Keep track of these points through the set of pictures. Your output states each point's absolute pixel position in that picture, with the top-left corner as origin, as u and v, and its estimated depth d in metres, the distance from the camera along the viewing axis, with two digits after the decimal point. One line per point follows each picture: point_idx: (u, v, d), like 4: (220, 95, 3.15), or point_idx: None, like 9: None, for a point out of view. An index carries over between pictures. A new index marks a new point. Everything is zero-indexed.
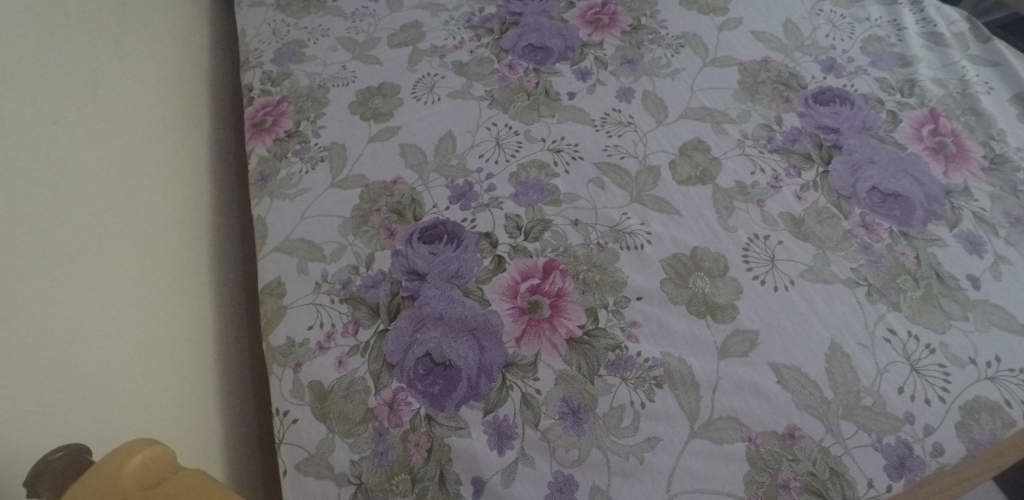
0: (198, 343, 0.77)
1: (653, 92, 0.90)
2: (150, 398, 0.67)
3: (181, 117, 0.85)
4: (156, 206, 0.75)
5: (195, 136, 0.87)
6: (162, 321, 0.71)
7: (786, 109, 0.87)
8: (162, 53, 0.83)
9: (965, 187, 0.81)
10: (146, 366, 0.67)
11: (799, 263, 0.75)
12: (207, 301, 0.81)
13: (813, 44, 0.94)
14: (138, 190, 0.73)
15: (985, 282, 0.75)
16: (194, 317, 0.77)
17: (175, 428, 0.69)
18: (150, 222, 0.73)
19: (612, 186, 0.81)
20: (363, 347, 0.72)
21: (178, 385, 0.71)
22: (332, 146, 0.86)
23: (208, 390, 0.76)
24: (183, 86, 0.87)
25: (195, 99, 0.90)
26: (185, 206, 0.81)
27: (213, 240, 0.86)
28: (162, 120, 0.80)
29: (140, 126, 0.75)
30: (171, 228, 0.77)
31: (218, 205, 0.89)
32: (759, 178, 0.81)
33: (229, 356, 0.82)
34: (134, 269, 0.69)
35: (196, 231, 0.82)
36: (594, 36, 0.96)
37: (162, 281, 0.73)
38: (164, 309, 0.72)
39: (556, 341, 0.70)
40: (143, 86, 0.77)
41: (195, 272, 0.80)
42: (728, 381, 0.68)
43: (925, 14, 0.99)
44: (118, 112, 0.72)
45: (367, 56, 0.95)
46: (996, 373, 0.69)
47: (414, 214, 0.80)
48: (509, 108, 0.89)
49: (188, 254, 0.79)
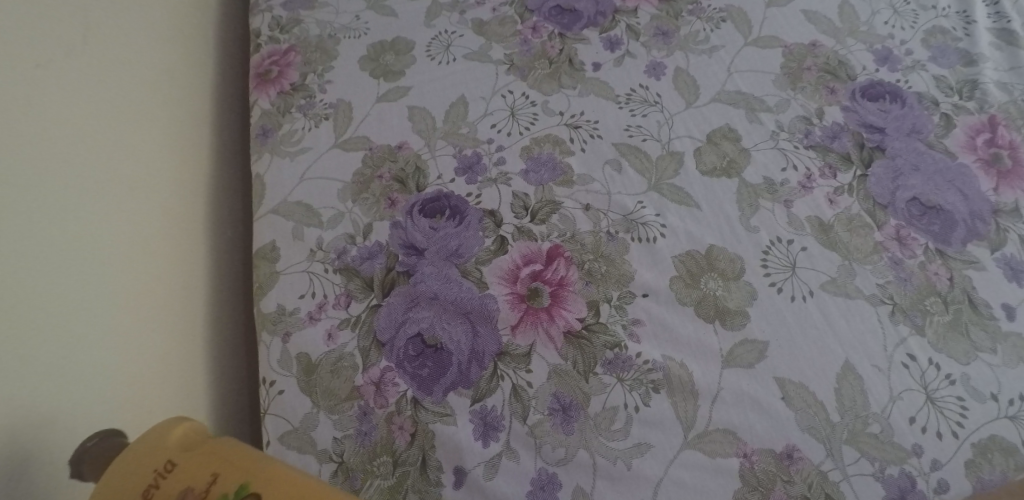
0: (187, 308, 0.74)
1: (686, 70, 0.84)
2: (127, 367, 0.65)
3: (188, 64, 0.81)
4: (151, 164, 0.72)
5: (202, 83, 0.83)
6: (148, 286, 0.69)
7: (830, 102, 0.81)
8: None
9: (1015, 206, 0.75)
10: (126, 335, 0.65)
11: (821, 274, 0.70)
12: (201, 261, 0.78)
13: (869, 31, 0.87)
14: (132, 147, 0.69)
15: (1021, 312, 0.69)
16: (184, 280, 0.75)
17: (152, 398, 0.68)
18: (144, 181, 0.70)
19: (630, 171, 0.76)
20: (354, 321, 0.69)
21: (160, 353, 0.69)
22: (338, 104, 0.84)
23: (194, 355, 0.75)
24: (191, 29, 0.82)
25: (204, 40, 0.85)
26: (183, 162, 0.77)
27: (215, 196, 0.82)
28: (165, 68, 0.76)
29: (138, 77, 0.71)
30: (166, 187, 0.74)
31: (222, 157, 0.85)
32: (790, 175, 0.76)
33: (221, 318, 0.80)
34: (122, 231, 0.67)
35: (195, 188, 0.79)
36: (629, 2, 0.89)
37: (152, 243, 0.70)
38: (152, 272, 0.70)
39: (554, 333, 0.67)
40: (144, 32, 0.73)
41: (190, 232, 0.77)
42: (729, 393, 0.64)
43: (999, 8, 0.91)
44: (114, 60, 0.68)
45: (382, 7, 0.91)
46: (1017, 413, 0.65)
47: (417, 184, 0.77)
48: (527, 75, 0.84)
49: (183, 214, 0.76)
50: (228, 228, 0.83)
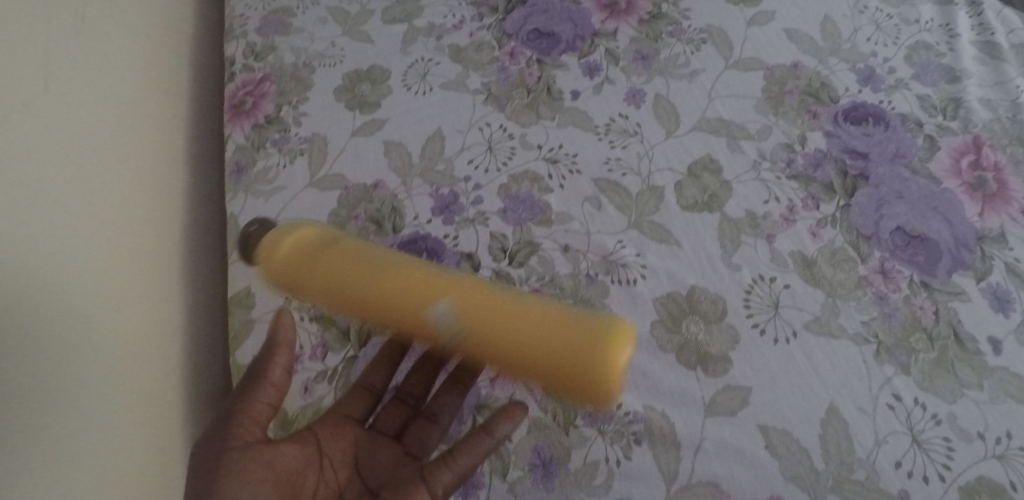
0: (166, 357, 0.70)
1: (666, 97, 0.81)
2: (100, 428, 0.61)
3: (162, 92, 0.75)
4: (125, 204, 0.67)
5: (176, 112, 0.78)
6: (126, 338, 0.64)
7: (812, 127, 0.80)
8: (144, 16, 0.73)
9: (1000, 233, 0.74)
10: (99, 393, 0.61)
11: (804, 312, 0.69)
12: (180, 305, 0.73)
13: (851, 49, 0.85)
14: (104, 188, 0.64)
15: (1007, 346, 0.68)
16: (163, 327, 0.70)
17: (129, 459, 0.63)
18: (117, 222, 0.65)
19: (610, 208, 0.75)
20: (330, 374, 0.70)
21: (138, 409, 0.65)
22: (313, 139, 0.81)
23: (173, 409, 0.70)
24: (166, 56, 0.77)
25: (179, 67, 0.80)
26: (158, 198, 0.72)
27: (191, 233, 0.77)
28: (138, 98, 0.71)
29: (109, 109, 0.66)
30: (141, 227, 0.69)
31: (198, 190, 0.80)
32: (773, 207, 0.74)
33: (201, 365, 0.75)
34: (96, 280, 0.62)
35: (170, 226, 0.74)
36: (608, 24, 0.86)
37: (129, 290, 0.65)
38: (130, 321, 0.65)
39: (532, 384, 0.67)
40: (115, 61, 0.68)
41: (167, 273, 0.72)
42: (712, 443, 0.64)
43: (982, 19, 0.88)
44: (81, 96, 0.63)
45: (359, 32, 0.87)
46: (1004, 452, 0.64)
47: (393, 225, 0.76)
48: (505, 106, 0.81)
49: (159, 255, 0.71)
50: (206, 267, 0.79)
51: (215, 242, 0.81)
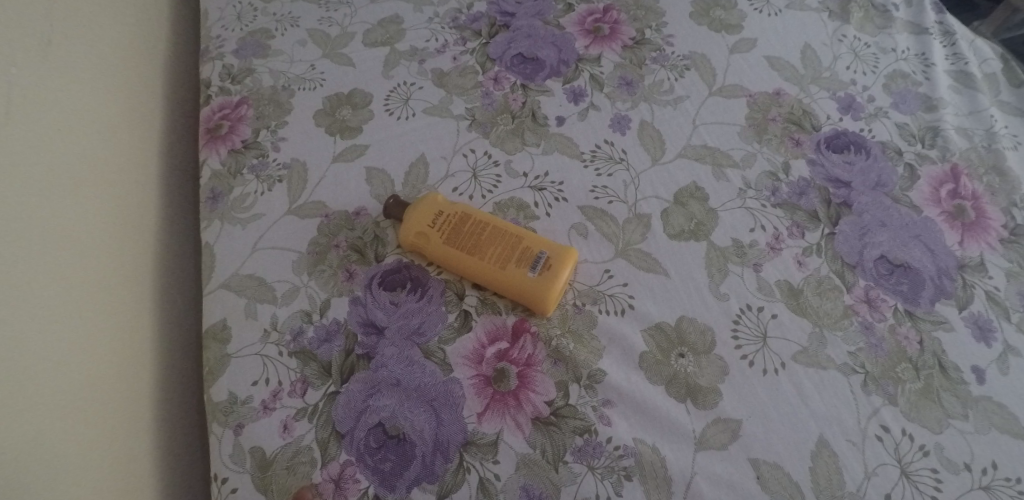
0: (132, 380, 0.70)
1: (651, 123, 0.81)
2: (58, 449, 0.61)
3: (124, 121, 0.77)
4: (76, 226, 0.68)
5: (140, 142, 0.79)
6: (81, 360, 0.65)
7: (796, 154, 0.79)
8: (100, 50, 0.75)
9: (980, 261, 0.74)
10: (55, 413, 0.62)
11: (792, 343, 0.69)
12: (146, 331, 0.73)
13: (831, 77, 0.84)
14: (50, 212, 0.66)
15: (991, 377, 0.69)
16: (127, 352, 0.70)
17: (98, 475, 0.64)
18: (68, 245, 0.67)
19: (596, 235, 0.74)
20: (311, 411, 0.67)
21: (104, 426, 0.66)
22: (292, 164, 0.79)
23: (141, 434, 0.70)
24: (128, 88, 0.79)
25: (145, 100, 0.82)
26: (119, 222, 0.73)
27: (158, 260, 0.78)
28: (92, 125, 0.72)
29: (62, 135, 0.68)
30: (98, 249, 0.70)
31: (165, 218, 0.80)
32: (759, 236, 0.74)
33: (172, 392, 0.75)
34: (43, 301, 0.63)
35: (133, 252, 0.75)
36: (592, 49, 0.85)
37: (85, 313, 0.67)
38: (84, 344, 0.66)
39: (521, 420, 0.66)
40: (69, 87, 0.70)
41: (131, 298, 0.73)
42: (704, 478, 0.64)
43: (956, 49, 0.88)
44: (24, 121, 0.64)
45: (339, 55, 0.85)
46: (990, 482, 0.64)
47: (375, 253, 0.74)
48: (490, 131, 0.80)
49: (121, 279, 0.72)
50: (176, 295, 0.79)
51: (180, 261, 0.80)
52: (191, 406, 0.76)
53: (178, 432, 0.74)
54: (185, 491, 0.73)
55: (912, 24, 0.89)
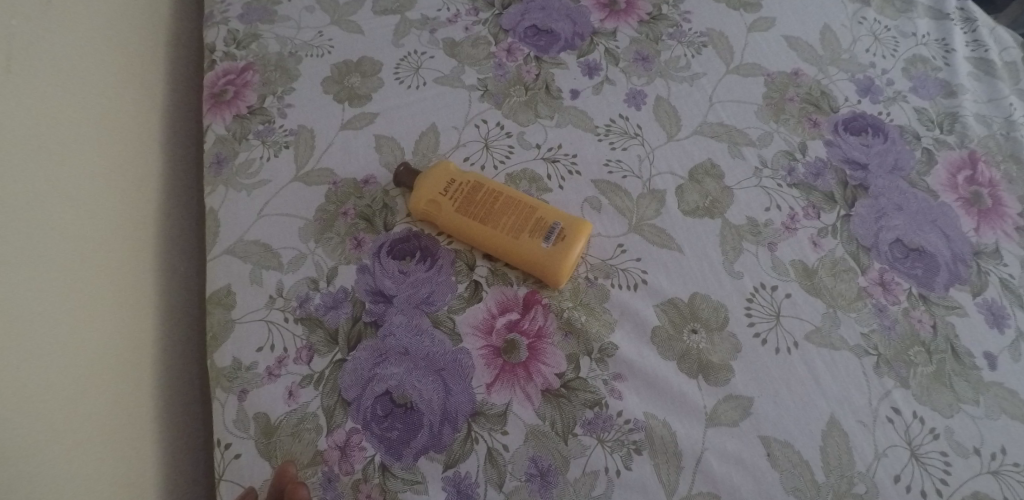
0: (134, 367, 0.68)
1: (667, 99, 0.79)
2: (60, 442, 0.59)
3: (124, 103, 0.74)
4: (81, 202, 0.66)
5: (143, 118, 0.77)
6: (77, 354, 0.62)
7: (813, 135, 0.78)
8: (98, 25, 0.72)
9: (995, 248, 0.73)
10: (74, 385, 0.62)
11: (806, 323, 0.68)
12: (147, 320, 0.71)
13: (850, 59, 0.83)
14: (50, 197, 0.63)
15: (1002, 362, 0.68)
16: (129, 337, 0.69)
17: (108, 446, 0.63)
18: (64, 234, 0.64)
19: (610, 210, 0.73)
20: (317, 378, 0.66)
21: (114, 398, 0.65)
22: (300, 131, 0.77)
23: (143, 418, 0.68)
24: (129, 60, 0.76)
25: (147, 72, 0.79)
26: (120, 201, 0.71)
27: (161, 247, 0.75)
28: (91, 106, 0.69)
29: (76, 107, 0.68)
30: (96, 237, 0.67)
31: (168, 193, 0.78)
32: (774, 215, 0.73)
33: (173, 383, 0.73)
34: (35, 292, 0.60)
35: (135, 230, 0.72)
36: (608, 23, 0.83)
37: (85, 302, 0.64)
38: (81, 336, 0.63)
39: (530, 391, 0.65)
40: (82, 58, 0.69)
41: (133, 273, 0.71)
42: (714, 454, 0.64)
43: (977, 35, 0.87)
44: (13, 99, 0.61)
45: (347, 22, 0.83)
46: (999, 467, 0.64)
47: (384, 222, 0.73)
48: (503, 103, 0.79)
49: (122, 265, 0.70)
50: (177, 261, 0.77)
51: (181, 229, 0.79)
52: (190, 375, 0.75)
53: (179, 408, 0.73)
54: (185, 459, 0.72)
55: (932, 10, 0.88)
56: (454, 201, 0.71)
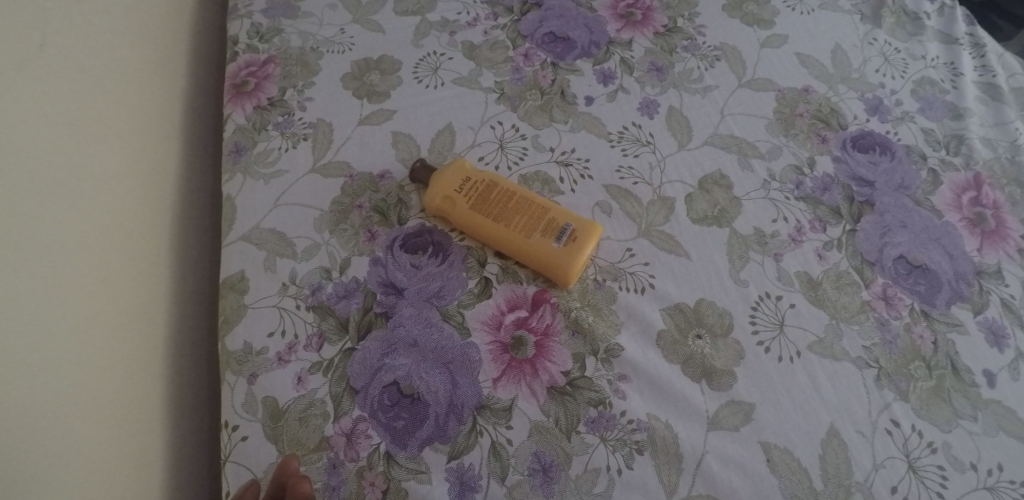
0: (149, 347, 0.70)
1: (679, 109, 0.81)
2: (77, 415, 0.61)
3: (149, 89, 0.76)
4: (107, 184, 0.68)
5: (166, 104, 0.78)
6: (89, 338, 0.63)
7: (821, 150, 0.79)
8: (128, 14, 0.73)
9: (997, 268, 0.75)
10: (97, 363, 0.63)
11: (809, 333, 0.70)
12: (162, 302, 0.73)
13: (860, 79, 0.84)
14: (81, 179, 0.65)
15: (1001, 380, 0.69)
16: (144, 317, 0.70)
17: (121, 423, 0.65)
18: (81, 219, 0.64)
19: (620, 214, 0.75)
20: (326, 366, 0.67)
21: (129, 376, 0.67)
22: (318, 124, 0.78)
23: (154, 397, 0.69)
24: (156, 47, 0.78)
25: (172, 61, 0.81)
26: (142, 184, 0.73)
27: (175, 241, 0.76)
28: (120, 91, 0.71)
29: (107, 91, 0.69)
30: (118, 219, 0.69)
31: (187, 179, 0.80)
32: (781, 227, 0.74)
33: (181, 374, 0.73)
34: (52, 274, 0.61)
35: (154, 214, 0.74)
36: (624, 33, 0.85)
37: (107, 283, 0.66)
38: (103, 315, 0.65)
39: (536, 387, 0.66)
40: (114, 46, 0.71)
41: (150, 255, 0.72)
42: (714, 457, 0.65)
43: (985, 61, 0.88)
44: (36, 83, 0.62)
45: (368, 21, 0.85)
46: (995, 482, 0.65)
47: (398, 216, 0.74)
48: (518, 106, 0.80)
49: (141, 248, 0.71)
50: (192, 245, 0.78)
51: (197, 214, 0.80)
52: (200, 358, 0.76)
53: (188, 389, 0.74)
54: (191, 439, 0.73)
55: (942, 34, 0.90)
56: (470, 197, 0.72)
